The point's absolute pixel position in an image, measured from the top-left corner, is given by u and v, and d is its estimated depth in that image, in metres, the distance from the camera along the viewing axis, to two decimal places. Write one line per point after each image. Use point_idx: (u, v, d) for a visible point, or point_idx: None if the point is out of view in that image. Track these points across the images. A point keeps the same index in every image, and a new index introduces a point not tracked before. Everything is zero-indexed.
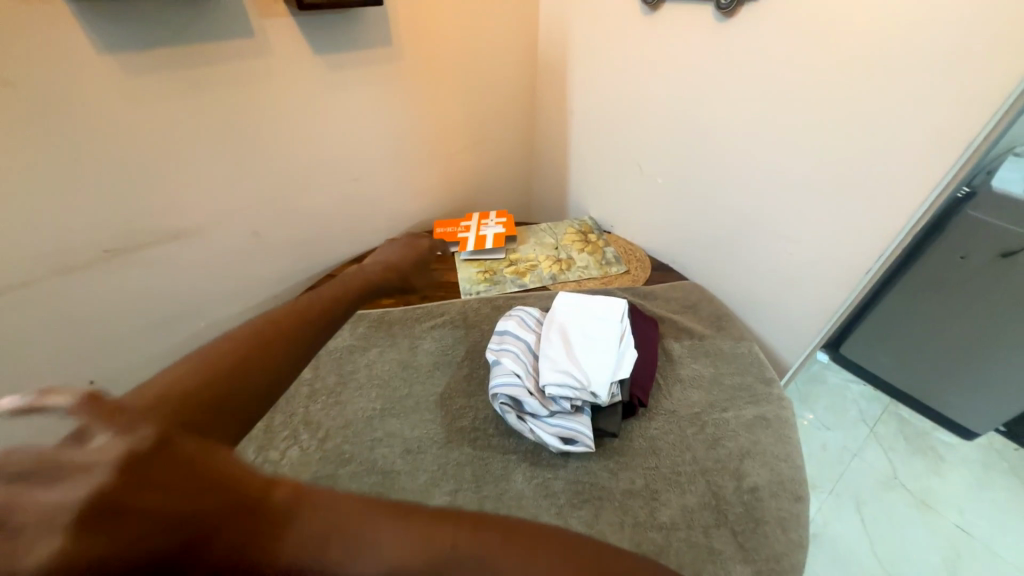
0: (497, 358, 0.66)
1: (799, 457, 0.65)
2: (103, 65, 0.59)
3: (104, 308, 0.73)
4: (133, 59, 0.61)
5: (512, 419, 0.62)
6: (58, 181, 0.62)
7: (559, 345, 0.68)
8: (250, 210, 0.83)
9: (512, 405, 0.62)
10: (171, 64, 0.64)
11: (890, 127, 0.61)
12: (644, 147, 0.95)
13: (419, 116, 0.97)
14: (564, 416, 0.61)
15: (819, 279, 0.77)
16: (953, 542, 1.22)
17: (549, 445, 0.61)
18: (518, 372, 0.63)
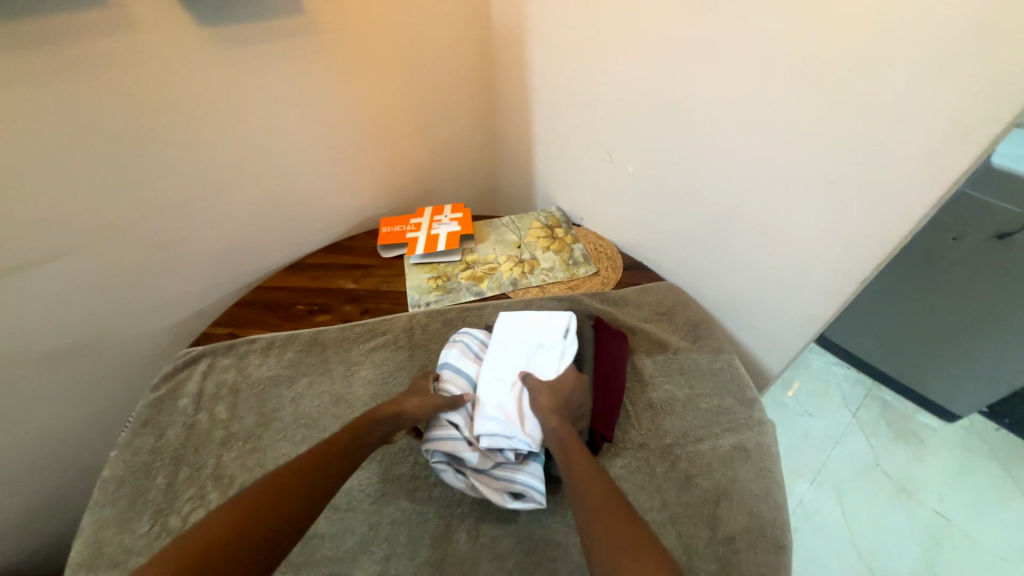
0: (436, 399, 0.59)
1: (781, 496, 0.57)
2: None
3: None
4: None
5: (450, 476, 0.55)
6: None
7: (497, 387, 0.60)
8: (147, 219, 0.70)
9: (449, 459, 0.55)
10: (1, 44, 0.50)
11: (892, 112, 0.51)
12: (613, 128, 0.83)
13: (350, 96, 0.83)
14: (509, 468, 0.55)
15: (807, 283, 0.68)
16: (932, 530, 1.20)
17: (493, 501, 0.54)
18: (456, 421, 0.56)
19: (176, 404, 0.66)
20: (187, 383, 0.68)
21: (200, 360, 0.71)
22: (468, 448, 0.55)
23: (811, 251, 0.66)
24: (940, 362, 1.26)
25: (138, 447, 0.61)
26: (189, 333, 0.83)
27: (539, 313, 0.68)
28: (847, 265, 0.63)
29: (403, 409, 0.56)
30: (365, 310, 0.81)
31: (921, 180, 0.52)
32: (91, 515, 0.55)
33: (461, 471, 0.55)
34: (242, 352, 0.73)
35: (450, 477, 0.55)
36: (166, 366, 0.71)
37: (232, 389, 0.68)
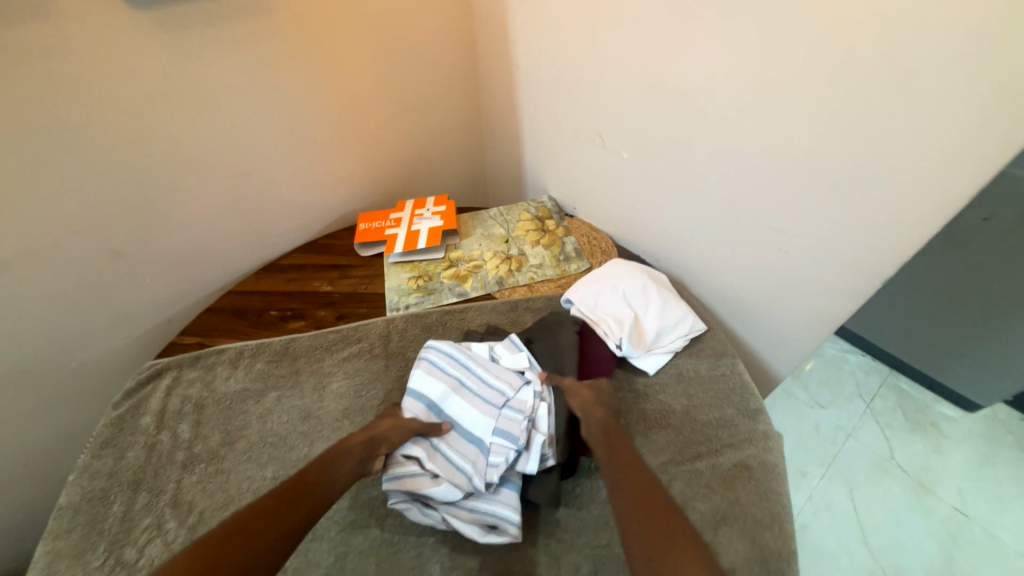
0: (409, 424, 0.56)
1: (788, 520, 0.52)
2: None
3: None
4: None
5: (418, 512, 0.52)
6: None
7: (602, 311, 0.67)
8: (100, 223, 0.65)
9: (417, 497, 0.52)
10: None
11: (930, 87, 0.44)
12: (603, 108, 0.76)
13: (315, 81, 0.76)
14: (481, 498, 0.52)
15: (819, 279, 0.62)
16: (948, 526, 1.14)
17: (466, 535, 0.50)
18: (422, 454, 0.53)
19: (138, 423, 0.62)
20: (150, 399, 0.65)
21: (164, 374, 0.67)
22: (435, 483, 0.52)
23: (825, 244, 0.59)
24: (962, 350, 1.18)
25: (96, 470, 0.57)
26: (158, 341, 0.79)
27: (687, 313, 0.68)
28: (864, 261, 0.56)
29: (376, 434, 0.52)
30: (341, 314, 0.76)
31: (958, 166, 0.45)
32: (44, 546, 0.52)
33: (430, 505, 0.52)
34: (209, 364, 0.68)
35: (418, 514, 0.52)
36: (130, 380, 0.67)
37: (197, 405, 0.64)
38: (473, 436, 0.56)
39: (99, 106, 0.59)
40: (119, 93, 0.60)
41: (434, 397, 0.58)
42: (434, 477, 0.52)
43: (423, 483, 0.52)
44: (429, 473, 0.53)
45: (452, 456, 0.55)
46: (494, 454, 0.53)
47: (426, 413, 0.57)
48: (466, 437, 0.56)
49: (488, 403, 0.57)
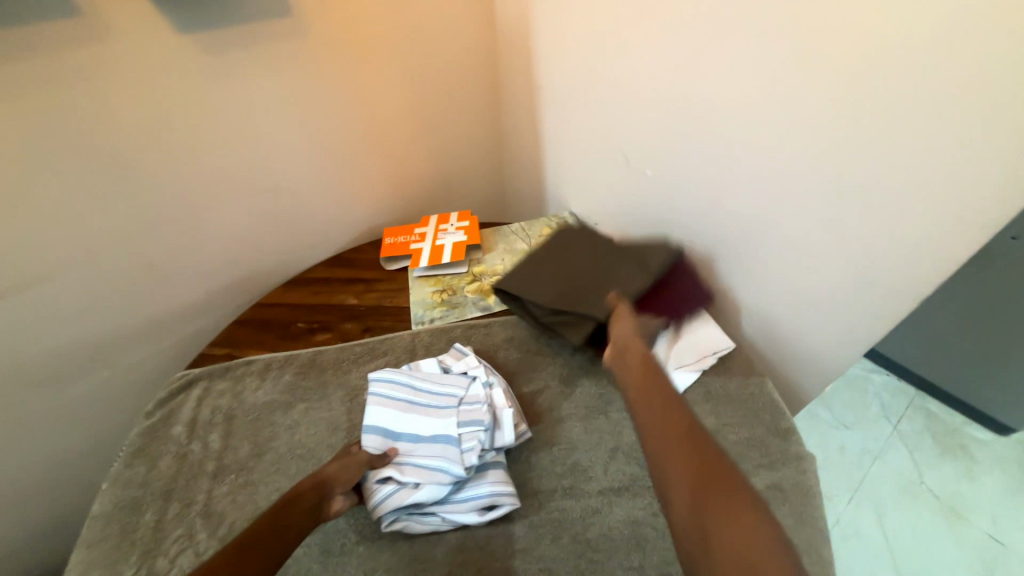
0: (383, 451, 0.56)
1: (825, 545, 0.50)
2: None
3: None
4: None
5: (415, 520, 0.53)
6: None
7: None
8: (139, 234, 0.68)
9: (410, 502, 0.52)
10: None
11: (957, 107, 0.44)
12: (626, 128, 0.77)
13: (347, 102, 0.79)
14: (470, 485, 0.54)
15: (848, 298, 0.61)
16: (983, 555, 1.09)
17: (468, 522, 0.53)
18: (394, 475, 0.54)
19: (169, 433, 0.63)
20: (182, 408, 0.66)
21: (195, 385, 0.68)
22: (417, 490, 0.52)
23: (855, 263, 0.58)
24: (992, 370, 1.15)
25: (127, 480, 0.58)
26: (189, 352, 0.81)
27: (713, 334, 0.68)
28: (896, 279, 0.56)
29: (326, 476, 0.52)
30: (366, 327, 0.77)
31: (987, 185, 0.45)
32: (78, 555, 0.52)
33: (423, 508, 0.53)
34: (239, 375, 0.69)
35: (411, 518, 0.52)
36: (162, 390, 0.68)
37: (226, 415, 0.65)
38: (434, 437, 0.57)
39: (146, 124, 0.62)
40: (164, 112, 0.63)
41: (390, 420, 0.59)
42: (414, 486, 0.53)
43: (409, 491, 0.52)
44: (406, 485, 0.53)
45: (420, 461, 0.55)
46: (467, 439, 0.56)
47: (382, 441, 0.58)
48: (426, 441, 0.57)
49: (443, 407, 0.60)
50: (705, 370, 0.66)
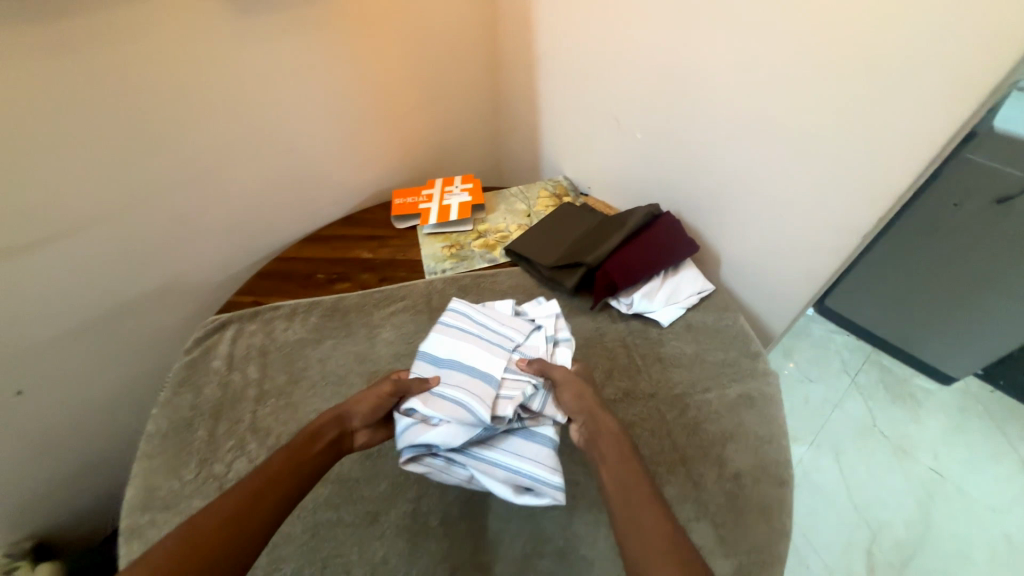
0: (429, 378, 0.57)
1: (785, 437, 0.61)
2: None
3: (23, 308, 0.65)
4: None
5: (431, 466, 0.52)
6: None
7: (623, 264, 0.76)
8: (170, 189, 0.73)
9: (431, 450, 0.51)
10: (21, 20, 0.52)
11: (898, 71, 0.54)
12: (619, 96, 0.85)
13: (360, 67, 0.85)
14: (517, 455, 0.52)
15: (810, 241, 0.72)
16: (925, 486, 1.20)
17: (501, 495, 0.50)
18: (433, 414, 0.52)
19: (208, 366, 0.69)
20: (218, 346, 0.72)
21: (228, 326, 0.74)
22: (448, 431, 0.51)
23: (816, 209, 0.69)
24: (934, 330, 1.25)
25: (177, 404, 0.65)
26: (212, 302, 0.87)
27: (696, 277, 0.77)
28: (849, 219, 0.66)
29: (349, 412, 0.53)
30: (382, 277, 0.84)
31: (921, 135, 0.55)
32: (139, 465, 0.59)
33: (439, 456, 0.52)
34: (268, 317, 0.76)
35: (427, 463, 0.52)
36: (197, 331, 0.74)
37: (261, 351, 0.71)
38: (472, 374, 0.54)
39: (182, 83, 0.67)
40: (198, 73, 0.68)
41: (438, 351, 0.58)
42: (439, 423, 0.51)
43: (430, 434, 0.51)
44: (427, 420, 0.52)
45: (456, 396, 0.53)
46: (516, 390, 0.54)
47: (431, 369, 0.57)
48: (466, 373, 0.55)
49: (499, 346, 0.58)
50: (689, 307, 0.76)
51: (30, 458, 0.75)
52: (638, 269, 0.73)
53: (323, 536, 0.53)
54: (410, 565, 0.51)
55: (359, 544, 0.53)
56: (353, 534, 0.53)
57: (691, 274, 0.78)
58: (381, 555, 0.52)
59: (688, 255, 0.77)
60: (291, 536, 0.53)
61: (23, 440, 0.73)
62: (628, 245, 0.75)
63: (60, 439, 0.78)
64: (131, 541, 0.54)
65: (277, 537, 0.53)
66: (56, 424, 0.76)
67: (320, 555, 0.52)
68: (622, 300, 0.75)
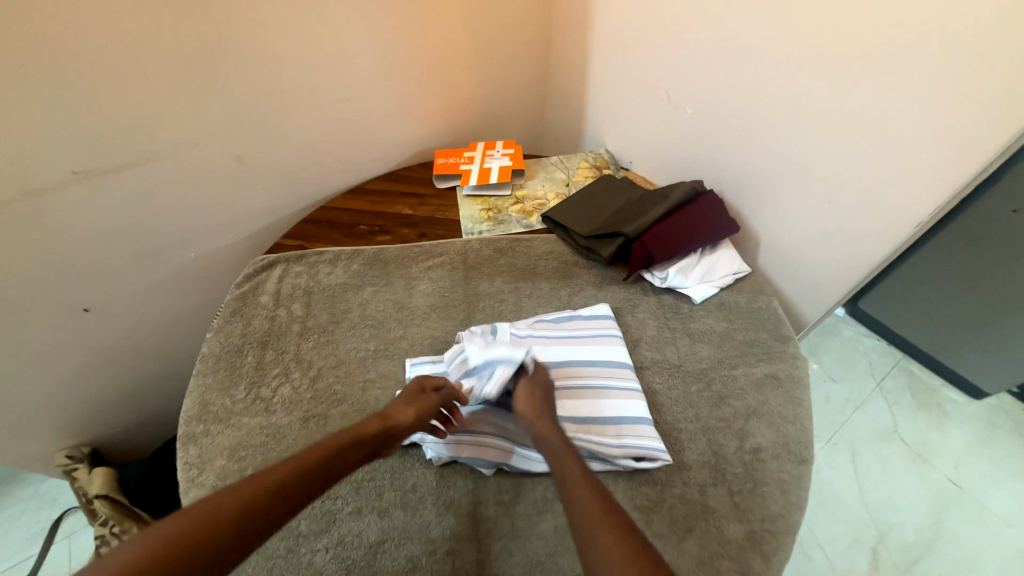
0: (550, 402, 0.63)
1: (808, 419, 0.63)
2: None
3: (94, 229, 0.70)
4: None
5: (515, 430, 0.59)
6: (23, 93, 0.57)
7: None
8: (231, 131, 0.76)
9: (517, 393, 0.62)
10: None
11: (982, 53, 0.51)
12: (673, 67, 0.83)
13: (415, 22, 0.84)
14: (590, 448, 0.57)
15: (858, 231, 0.70)
16: (942, 494, 1.14)
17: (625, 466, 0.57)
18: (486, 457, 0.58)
19: (258, 300, 0.73)
20: (266, 283, 0.76)
21: (276, 265, 0.78)
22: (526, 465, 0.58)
23: (868, 198, 0.67)
24: (973, 346, 1.17)
25: (229, 331, 0.69)
26: (259, 244, 0.91)
27: (733, 259, 0.77)
28: (901, 210, 0.64)
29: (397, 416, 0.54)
30: (421, 234, 0.87)
31: (999, 122, 0.52)
32: (195, 382, 0.64)
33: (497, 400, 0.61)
34: (312, 261, 0.79)
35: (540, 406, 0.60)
36: (247, 268, 0.78)
37: (305, 291, 0.75)
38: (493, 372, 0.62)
39: (249, 28, 0.69)
40: (263, 18, 0.69)
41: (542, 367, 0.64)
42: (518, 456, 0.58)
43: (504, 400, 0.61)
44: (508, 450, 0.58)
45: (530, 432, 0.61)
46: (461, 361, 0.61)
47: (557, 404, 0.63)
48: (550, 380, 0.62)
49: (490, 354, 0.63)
50: (723, 287, 0.76)
51: (90, 371, 0.81)
52: (676, 245, 0.73)
53: None
54: (437, 496, 0.56)
55: (392, 475, 0.57)
56: (385, 465, 0.58)
57: (728, 255, 0.77)
58: (411, 485, 0.56)
59: (725, 236, 0.77)
60: None
61: (87, 353, 0.79)
62: (668, 220, 0.75)
63: (121, 358, 0.84)
64: (187, 445, 0.59)
65: None
66: (118, 343, 0.83)
67: (357, 476, 0.57)
68: (656, 274, 0.75)
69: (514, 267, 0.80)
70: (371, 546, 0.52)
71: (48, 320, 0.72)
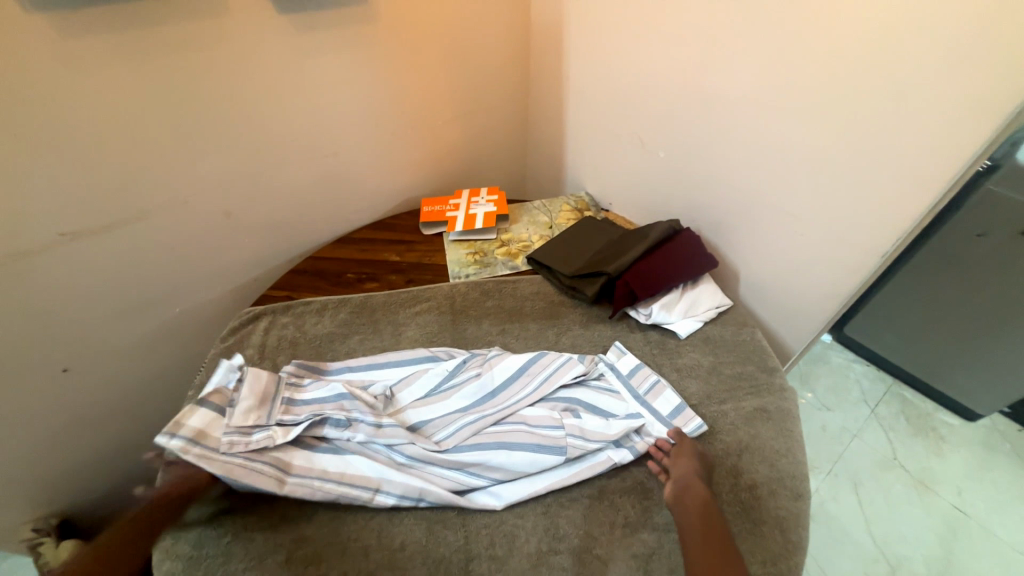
0: (411, 376, 0.68)
1: (801, 451, 0.62)
2: (48, 31, 0.55)
3: (80, 287, 0.70)
4: (84, 20, 0.57)
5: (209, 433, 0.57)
6: (18, 159, 0.58)
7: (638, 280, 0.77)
8: (222, 187, 0.78)
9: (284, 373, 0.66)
10: (104, 23, 0.58)
11: (921, 99, 0.56)
12: (644, 116, 0.89)
13: (400, 83, 0.90)
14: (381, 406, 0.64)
15: (828, 261, 0.73)
16: (949, 523, 1.11)
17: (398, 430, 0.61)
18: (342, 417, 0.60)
19: (242, 353, 0.73)
20: (251, 335, 0.75)
21: (262, 317, 0.78)
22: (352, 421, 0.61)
23: (834, 231, 0.71)
24: (956, 368, 1.18)
25: (212, 387, 0.68)
26: (246, 296, 0.91)
27: (714, 295, 0.79)
28: (868, 241, 0.68)
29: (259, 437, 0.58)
30: (408, 279, 0.88)
31: (944, 156, 0.57)
32: (173, 442, 0.62)
33: (365, 447, 0.60)
34: (300, 312, 0.79)
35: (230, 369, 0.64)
36: (233, 321, 0.77)
37: (291, 342, 0.75)
38: (462, 426, 0.62)
39: (244, 94, 0.73)
40: (257, 86, 0.74)
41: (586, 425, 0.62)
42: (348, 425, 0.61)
43: (415, 447, 0.59)
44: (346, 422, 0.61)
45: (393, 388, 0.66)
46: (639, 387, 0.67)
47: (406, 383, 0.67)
48: (590, 463, 0.60)
49: (605, 414, 0.65)
50: (707, 321, 0.77)
51: (66, 435, 0.78)
52: (656, 282, 0.75)
53: (346, 520, 0.56)
54: (427, 557, 0.53)
55: (379, 537, 0.54)
56: (374, 525, 0.55)
57: (709, 290, 0.79)
58: (401, 543, 0.54)
59: (706, 271, 0.79)
60: (313, 524, 0.55)
61: (64, 415, 0.77)
62: (648, 258, 0.78)
63: (98, 419, 0.82)
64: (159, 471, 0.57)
65: (298, 525, 0.55)
66: (96, 403, 0.80)
67: (343, 537, 0.54)
68: (641, 311, 0.76)
69: (501, 309, 0.81)
70: None
71: (27, 381, 0.70)
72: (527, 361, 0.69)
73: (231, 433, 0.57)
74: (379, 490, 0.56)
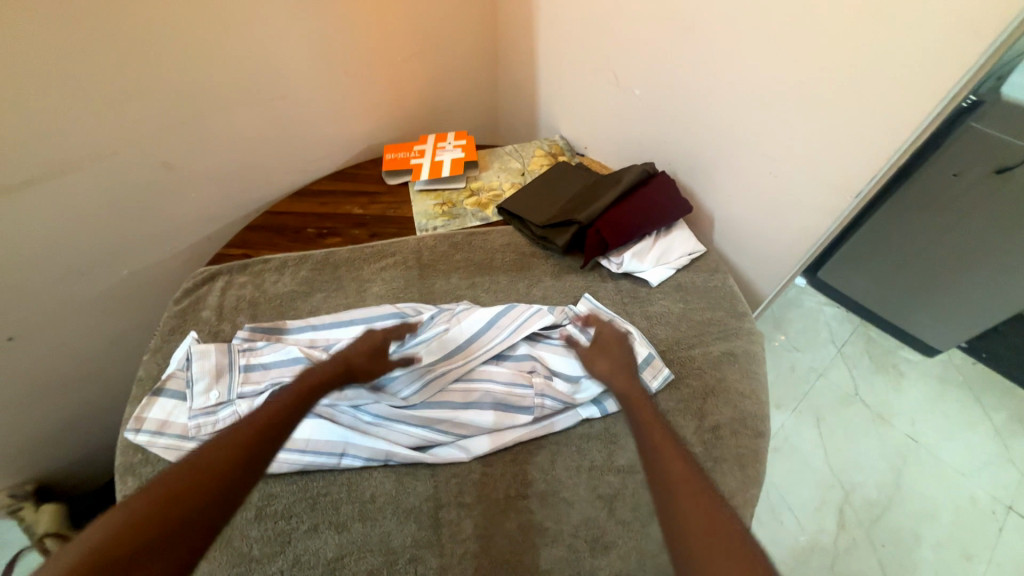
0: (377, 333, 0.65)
1: (763, 393, 0.64)
2: None
3: (9, 252, 0.64)
4: None
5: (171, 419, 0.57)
6: None
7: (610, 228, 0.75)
8: (155, 137, 0.70)
9: (237, 340, 0.63)
10: None
11: (910, 22, 0.51)
12: (620, 47, 0.81)
13: (349, 12, 0.80)
14: None
15: (803, 203, 0.71)
16: (901, 451, 1.20)
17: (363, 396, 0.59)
18: None
19: (198, 315, 0.69)
20: (207, 297, 0.71)
21: (217, 277, 0.74)
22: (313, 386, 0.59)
23: (811, 170, 0.68)
24: (921, 308, 1.22)
25: (169, 350, 0.66)
26: (202, 255, 0.86)
27: (687, 242, 0.77)
28: (844, 182, 0.65)
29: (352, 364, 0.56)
30: (373, 233, 0.83)
31: (931, 85, 0.52)
32: (131, 408, 0.60)
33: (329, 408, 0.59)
34: (258, 270, 0.75)
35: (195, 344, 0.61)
36: (186, 283, 0.73)
37: (250, 302, 0.71)
38: (425, 381, 0.60)
39: (163, 25, 0.64)
40: (177, 15, 0.64)
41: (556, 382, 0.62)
42: None
43: (381, 406, 0.59)
44: None
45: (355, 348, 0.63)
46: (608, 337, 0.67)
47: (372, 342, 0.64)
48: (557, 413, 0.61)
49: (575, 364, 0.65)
50: (680, 268, 0.76)
51: (25, 403, 0.76)
52: (627, 230, 0.72)
53: (313, 477, 0.56)
54: (397, 509, 0.54)
55: (349, 492, 0.55)
56: (342, 481, 0.55)
57: (682, 236, 0.78)
58: (370, 497, 0.54)
59: (679, 217, 0.77)
60: (279, 483, 0.55)
61: (19, 385, 0.74)
62: (622, 205, 0.74)
63: (58, 386, 0.79)
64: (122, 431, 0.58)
65: (265, 484, 0.55)
66: (52, 371, 0.77)
67: (311, 493, 0.54)
68: (612, 260, 0.75)
69: (471, 262, 0.78)
70: (329, 564, 0.50)
71: None
72: (495, 312, 0.67)
73: (196, 416, 0.57)
74: (344, 454, 0.56)
